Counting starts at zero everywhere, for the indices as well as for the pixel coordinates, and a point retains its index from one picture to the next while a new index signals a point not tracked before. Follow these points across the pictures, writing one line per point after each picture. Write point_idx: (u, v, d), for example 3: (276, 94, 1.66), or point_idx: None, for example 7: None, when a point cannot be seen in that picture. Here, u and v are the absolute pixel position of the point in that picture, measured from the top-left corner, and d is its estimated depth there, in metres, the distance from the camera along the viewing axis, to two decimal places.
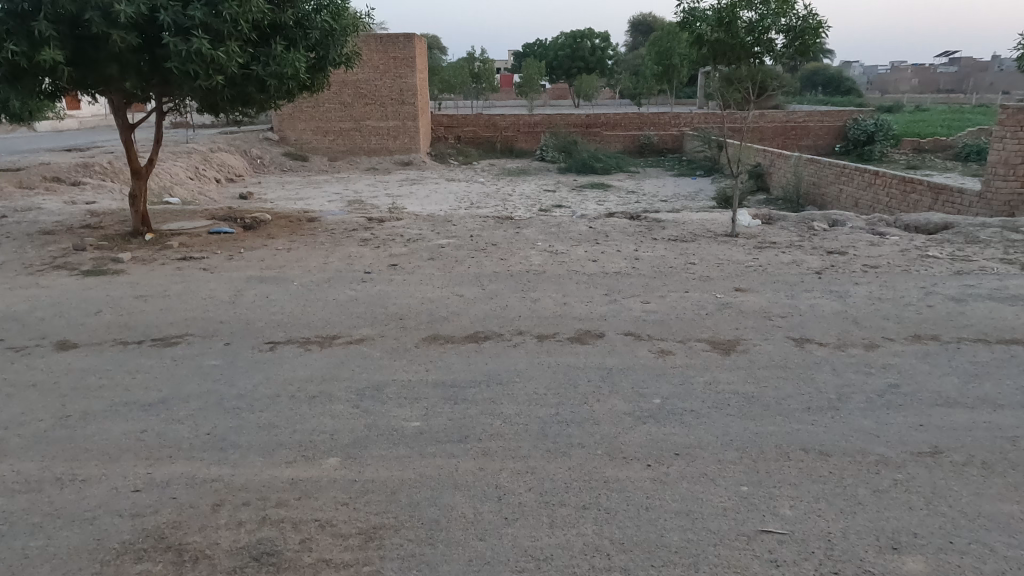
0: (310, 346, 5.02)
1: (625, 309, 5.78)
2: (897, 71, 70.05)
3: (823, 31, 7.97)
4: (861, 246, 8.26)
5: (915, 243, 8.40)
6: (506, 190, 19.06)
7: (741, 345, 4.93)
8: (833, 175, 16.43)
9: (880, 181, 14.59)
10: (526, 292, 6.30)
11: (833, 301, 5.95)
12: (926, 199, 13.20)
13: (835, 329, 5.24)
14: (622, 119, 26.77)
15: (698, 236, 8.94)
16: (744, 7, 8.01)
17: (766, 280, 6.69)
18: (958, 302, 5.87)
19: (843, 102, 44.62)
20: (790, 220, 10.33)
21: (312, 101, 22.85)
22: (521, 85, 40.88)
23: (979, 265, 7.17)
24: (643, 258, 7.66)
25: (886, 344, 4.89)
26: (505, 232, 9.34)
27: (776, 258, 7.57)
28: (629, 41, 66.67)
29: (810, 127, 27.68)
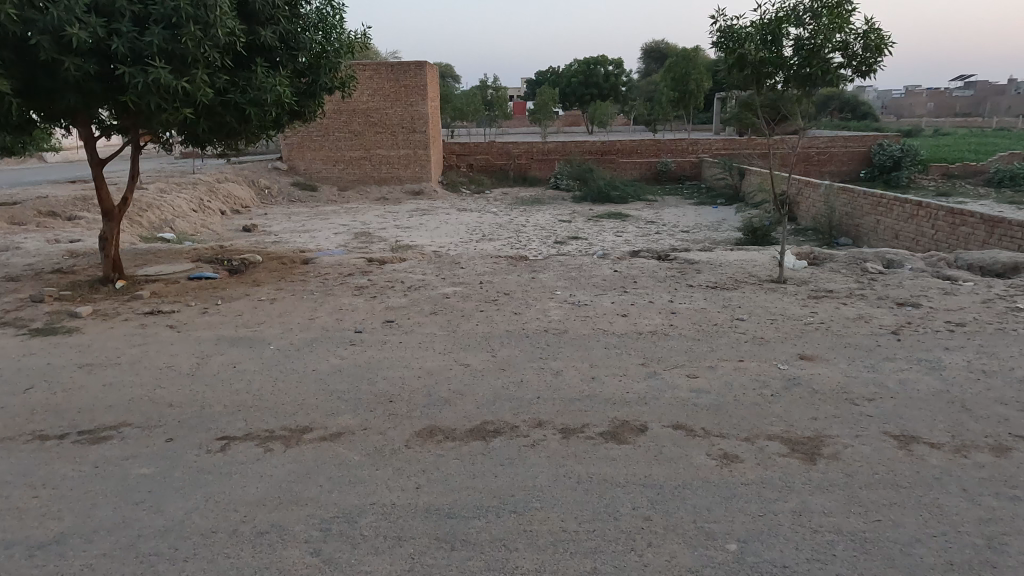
0: (273, 444, 3.95)
1: (669, 387, 4.67)
2: (910, 94, 68.73)
3: (885, 48, 6.91)
4: (932, 296, 7.09)
5: (994, 291, 7.23)
6: (519, 221, 18.10)
7: (828, 446, 3.79)
8: (868, 206, 15.31)
9: (923, 214, 13.44)
10: (545, 361, 5.21)
11: (927, 376, 4.80)
12: (979, 233, 11.99)
13: (947, 420, 4.08)
14: (637, 145, 25.86)
15: (740, 282, 7.83)
16: (793, 23, 7.04)
17: (833, 343, 5.56)
18: None
19: (861, 127, 43.47)
20: (839, 260, 9.19)
21: (320, 130, 22.15)
22: (535, 112, 40.13)
23: None
24: (681, 312, 6.59)
25: (1022, 448, 3.72)
26: (519, 276, 8.31)
27: (838, 312, 6.47)
28: (641, 68, 66.27)
29: (833, 153, 26.60)
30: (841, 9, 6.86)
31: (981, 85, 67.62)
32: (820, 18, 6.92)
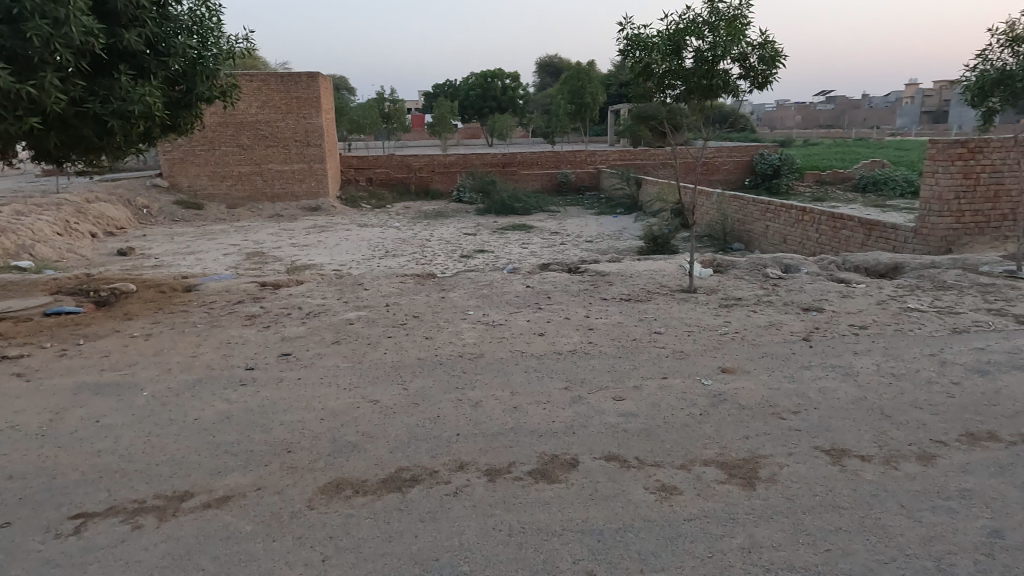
0: (147, 519, 3.29)
1: (596, 413, 4.39)
2: (781, 108, 74.29)
3: (779, 60, 7.11)
4: (832, 299, 7.30)
5: (884, 293, 7.55)
6: (423, 235, 17.56)
7: (765, 468, 3.63)
8: (757, 212, 16.05)
9: (807, 219, 14.21)
10: (461, 392, 4.80)
11: (844, 383, 4.81)
12: (858, 235, 12.76)
13: (870, 430, 4.05)
14: (538, 157, 26.01)
15: (652, 293, 7.78)
16: (694, 35, 7.11)
17: (751, 353, 5.52)
18: (984, 375, 4.85)
19: (741, 137, 46.24)
20: (741, 267, 9.40)
21: (205, 144, 20.61)
22: (434, 125, 39.67)
23: (969, 319, 6.32)
24: (598, 327, 6.39)
25: (946, 454, 3.72)
26: (428, 296, 7.84)
27: (748, 321, 6.50)
28: (537, 81, 67.52)
29: (720, 162, 27.98)
30: (738, 21, 6.98)
31: (841, 100, 74.25)
32: (719, 31, 7.02)
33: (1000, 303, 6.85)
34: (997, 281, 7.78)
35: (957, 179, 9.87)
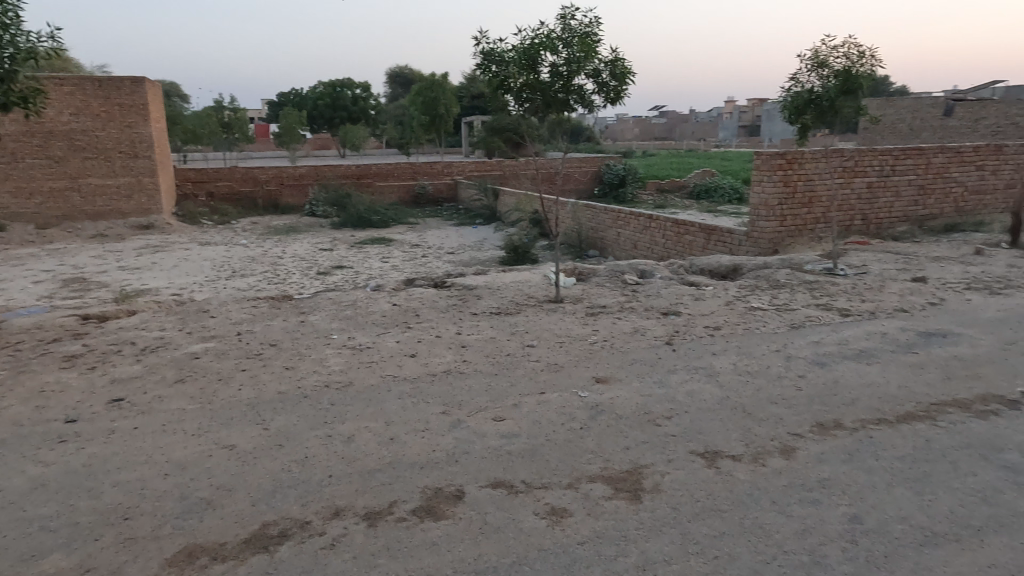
0: None
1: (478, 437, 4.22)
2: (621, 121, 79.40)
3: (629, 77, 7.44)
4: (687, 303, 7.73)
5: (730, 294, 8.12)
6: (275, 252, 16.45)
7: (648, 479, 3.66)
8: (610, 220, 16.84)
9: (654, 225, 15.13)
10: (331, 427, 4.41)
11: (708, 385, 5.04)
12: (699, 240, 13.76)
13: (737, 430, 4.25)
14: (394, 169, 25.50)
15: (521, 305, 7.79)
16: (549, 49, 7.24)
17: (621, 361, 5.65)
18: (823, 367, 5.31)
19: (588, 149, 48.72)
20: (601, 274, 9.73)
21: (4, 156, 17.83)
22: (281, 135, 37.61)
23: (803, 315, 6.96)
24: (471, 344, 6.24)
25: (804, 446, 3.99)
26: (285, 321, 7.25)
27: (615, 328, 6.68)
28: (388, 92, 66.58)
29: (571, 173, 29.16)
30: (590, 38, 7.20)
31: (673, 115, 80.90)
32: (572, 46, 7.21)
33: (825, 298, 7.62)
34: (819, 279, 8.68)
35: (780, 187, 10.95)
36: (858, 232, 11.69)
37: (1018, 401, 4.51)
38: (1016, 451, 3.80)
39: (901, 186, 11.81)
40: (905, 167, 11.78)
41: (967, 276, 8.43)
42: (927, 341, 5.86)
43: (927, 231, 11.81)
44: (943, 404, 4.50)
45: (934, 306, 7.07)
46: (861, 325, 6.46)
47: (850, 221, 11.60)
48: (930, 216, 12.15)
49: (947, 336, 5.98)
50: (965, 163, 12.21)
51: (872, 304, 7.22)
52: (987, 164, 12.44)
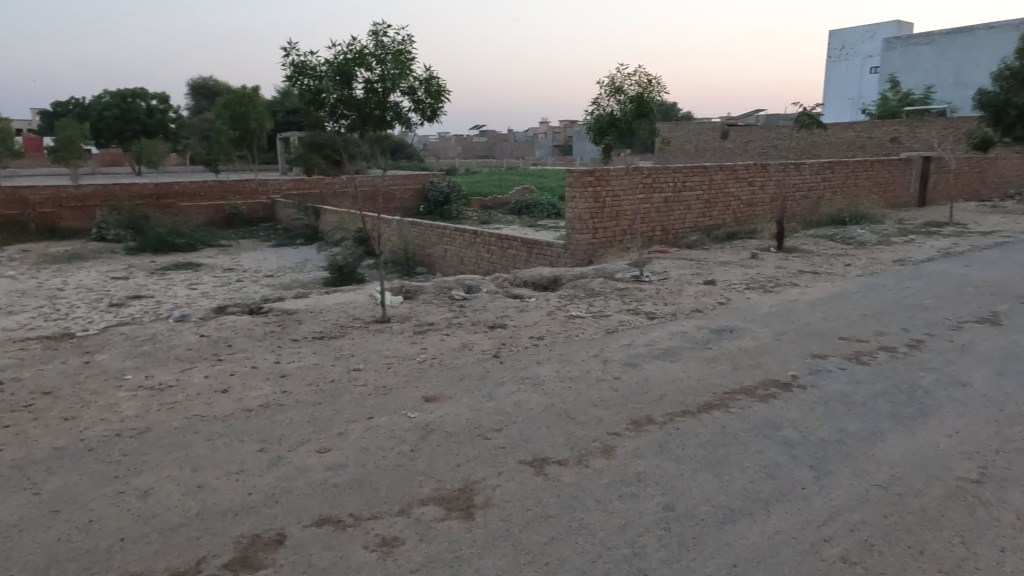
0: None
1: (300, 472, 3.94)
2: (443, 140, 80.53)
3: (444, 95, 7.54)
4: (512, 315, 7.95)
5: (551, 304, 8.50)
6: (52, 283, 14.20)
7: (479, 494, 3.66)
8: (436, 236, 16.89)
9: (479, 241, 15.45)
10: (122, 481, 3.84)
11: (534, 394, 5.19)
12: (522, 253, 14.22)
13: (561, 435, 4.41)
14: (200, 187, 23.35)
15: (346, 327, 7.48)
16: (362, 65, 7.14)
17: (450, 378, 5.63)
18: (635, 368, 5.73)
19: (412, 167, 48.71)
20: (428, 291, 9.68)
21: None
22: (57, 149, 32.79)
23: (616, 320, 7.49)
24: (292, 373, 5.84)
25: (621, 444, 4.25)
26: (65, 363, 6.24)
27: (443, 344, 6.66)
28: (190, 104, 61.17)
29: (395, 191, 28.87)
30: (403, 56, 7.21)
31: (492, 134, 83.85)
32: None
33: (635, 304, 8.28)
34: (629, 286, 9.40)
35: (591, 202, 11.75)
36: (660, 242, 12.92)
37: (790, 383, 5.21)
38: (791, 427, 4.38)
39: (691, 200, 13.29)
40: (693, 184, 13.27)
41: (747, 277, 9.67)
42: (718, 337, 6.59)
43: (714, 239, 13.38)
44: (733, 391, 5.07)
45: (723, 305, 8.00)
46: (665, 326, 7.10)
47: (652, 232, 12.79)
48: (716, 226, 13.79)
49: (734, 331, 6.78)
50: (740, 179, 14.05)
51: (673, 307, 7.97)
52: (756, 181, 14.42)
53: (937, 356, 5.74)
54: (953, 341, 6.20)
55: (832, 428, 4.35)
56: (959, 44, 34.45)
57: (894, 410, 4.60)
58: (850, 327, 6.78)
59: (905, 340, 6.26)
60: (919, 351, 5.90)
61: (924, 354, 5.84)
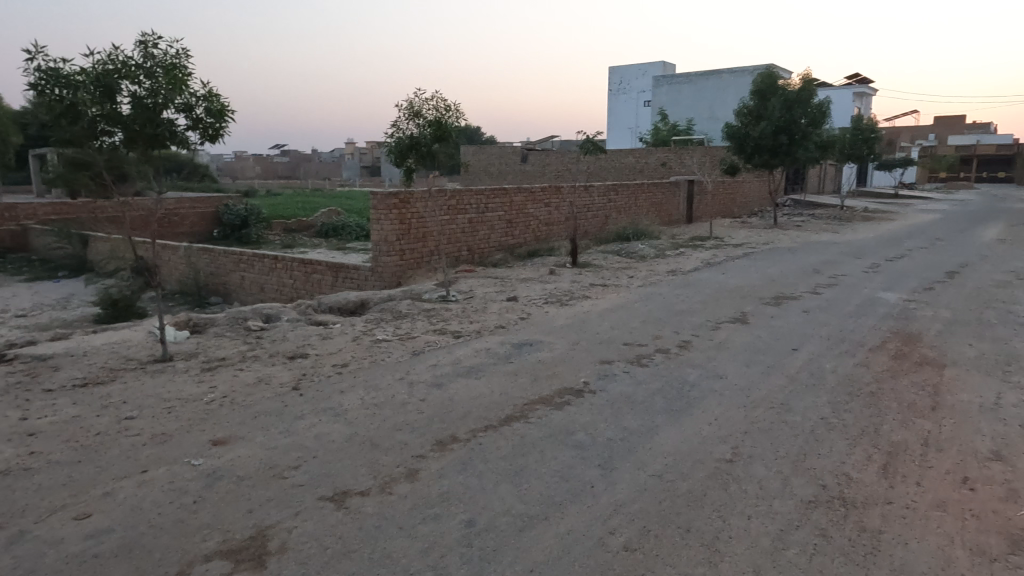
0: None
1: (51, 546, 3.36)
2: (239, 159, 75.10)
3: (227, 114, 7.02)
4: (314, 343, 7.56)
5: (357, 328, 8.24)
6: None
7: (273, 540, 3.42)
8: (231, 263, 15.58)
9: (280, 266, 14.53)
10: None
11: (336, 424, 4.98)
12: (328, 278, 13.38)
13: (364, 464, 4.28)
14: None
15: (117, 371, 6.57)
16: (127, 78, 6.41)
17: (243, 417, 5.19)
18: (440, 387, 5.77)
19: (204, 189, 44.65)
20: (220, 323, 8.87)
21: None
22: None
23: (424, 341, 7.49)
24: (44, 430, 4.98)
25: (426, 466, 4.24)
26: None
27: (236, 381, 6.14)
28: None
29: (182, 214, 26.14)
30: (177, 70, 6.60)
31: (294, 155, 80.09)
32: (156, 77, 6.50)
33: (441, 323, 8.35)
34: (436, 305, 9.46)
35: (396, 224, 11.68)
36: (466, 261, 13.24)
37: (582, 390, 5.61)
38: (582, 430, 4.71)
39: (493, 221, 13.83)
40: (495, 206, 13.83)
41: (546, 292, 10.28)
42: (519, 351, 6.89)
43: (517, 257, 14.06)
44: (532, 402, 5.33)
45: (524, 320, 8.40)
46: (471, 344, 7.26)
47: (458, 252, 13.06)
48: (518, 244, 14.50)
49: (533, 344, 7.14)
50: (537, 201, 14.94)
51: (478, 324, 8.19)
52: (552, 202, 15.44)
53: (700, 354, 6.58)
54: (713, 340, 7.15)
55: (617, 427, 4.76)
56: (710, 85, 40.29)
57: (667, 406, 5.16)
58: (633, 333, 7.51)
59: (676, 342, 7.08)
60: (687, 351, 6.72)
61: (691, 352, 6.65)
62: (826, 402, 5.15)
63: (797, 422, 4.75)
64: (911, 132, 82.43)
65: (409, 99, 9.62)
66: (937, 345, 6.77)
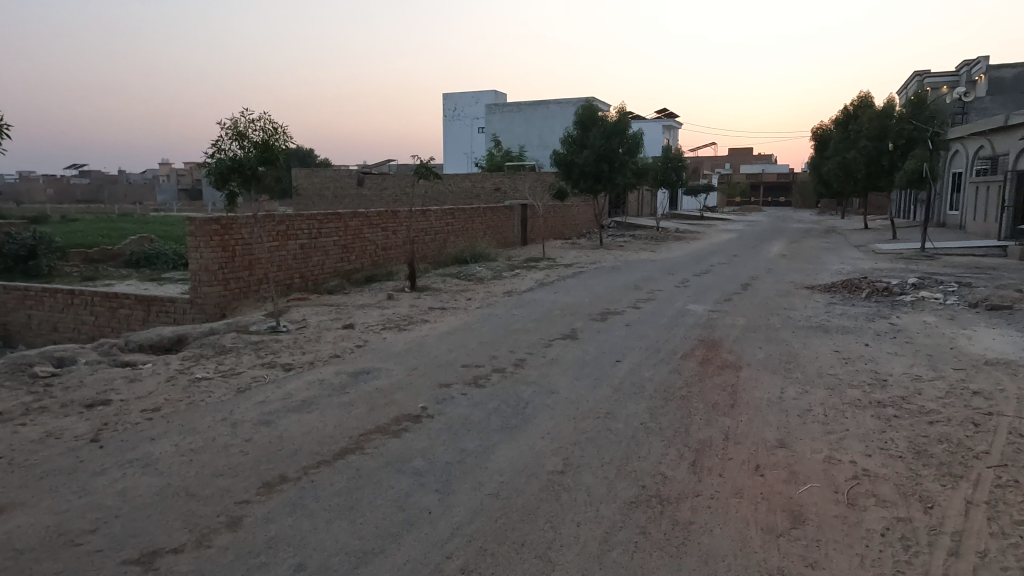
0: None
1: None
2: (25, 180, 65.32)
3: None
4: (118, 386, 6.70)
5: (172, 366, 7.46)
6: None
7: None
8: (13, 300, 13.39)
9: (77, 301, 12.76)
10: None
11: (144, 476, 4.45)
12: (138, 312, 12.00)
13: (177, 517, 3.87)
14: None
15: None
16: None
17: (24, 480, 4.46)
18: (268, 425, 5.40)
19: None
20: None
21: None
22: None
23: (251, 376, 6.97)
24: None
25: (251, 511, 3.95)
26: None
27: (17, 438, 5.26)
28: None
29: None
30: None
31: (96, 176, 71.42)
32: None
33: (270, 356, 7.84)
34: (264, 337, 8.86)
35: (218, 252, 10.81)
36: (299, 289, 12.62)
37: (420, 415, 5.57)
38: (420, 456, 4.67)
39: (328, 246, 13.35)
40: (329, 230, 13.36)
41: (383, 318, 10.10)
42: (356, 380, 6.68)
43: (354, 282, 13.68)
44: (368, 432, 5.18)
45: (361, 348, 8.17)
46: (303, 376, 6.89)
47: (289, 279, 12.41)
48: (354, 269, 14.13)
49: (370, 372, 6.96)
50: (373, 225, 14.69)
51: (312, 355, 7.81)
52: (388, 226, 15.27)
53: (534, 372, 6.84)
54: (546, 356, 7.48)
55: (454, 449, 4.78)
56: (539, 114, 42.59)
57: (503, 424, 5.29)
58: (471, 355, 7.62)
59: (512, 361, 7.30)
60: (522, 369, 6.95)
61: (526, 370, 6.90)
62: (645, 408, 5.60)
63: (620, 429, 5.10)
64: (711, 162, 93.32)
65: (233, 118, 9.00)
66: (735, 349, 7.68)
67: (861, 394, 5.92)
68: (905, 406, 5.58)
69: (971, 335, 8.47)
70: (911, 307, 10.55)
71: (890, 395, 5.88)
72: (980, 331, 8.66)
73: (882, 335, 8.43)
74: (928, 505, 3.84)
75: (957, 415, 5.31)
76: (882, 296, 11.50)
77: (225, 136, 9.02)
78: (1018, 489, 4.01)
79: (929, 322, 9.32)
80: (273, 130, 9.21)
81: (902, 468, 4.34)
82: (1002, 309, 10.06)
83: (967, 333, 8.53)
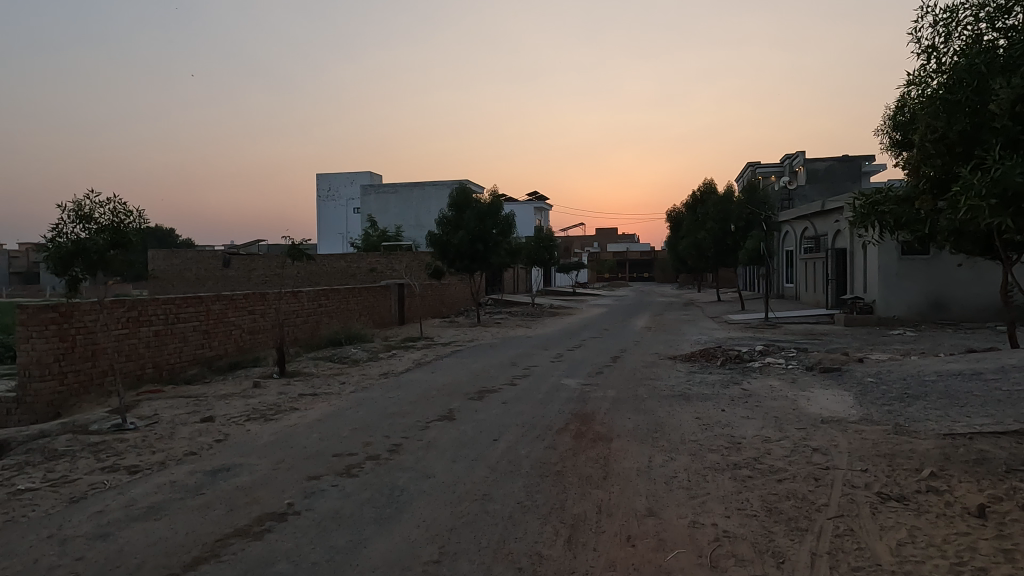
0: None
1: None
2: None
3: None
4: None
5: None
6: None
7: None
8: None
9: None
10: None
11: None
12: None
13: None
14: None
15: None
16: None
17: None
18: (105, 539, 4.77)
19: None
20: None
21: None
22: None
23: (87, 483, 6.17)
24: None
25: None
26: None
27: None
28: None
29: None
30: None
31: None
32: None
33: (113, 458, 7.02)
34: (106, 437, 7.89)
35: (54, 342, 9.71)
36: (151, 380, 11.51)
37: (285, 513, 5.19)
38: (283, 559, 4.33)
39: (186, 332, 12.43)
40: (187, 314, 12.48)
41: (247, 408, 9.42)
42: (213, 479, 6.13)
43: (215, 370, 12.72)
44: (224, 537, 4.74)
45: (220, 443, 7.52)
46: (150, 479, 6.21)
47: (140, 369, 11.32)
48: (215, 356, 13.18)
49: (230, 469, 6.42)
50: (238, 309, 13.93)
51: (162, 454, 7.09)
52: (255, 309, 14.54)
53: (409, 457, 6.65)
54: (422, 440, 7.32)
55: (322, 547, 4.49)
56: (415, 195, 43.44)
57: (376, 515, 5.07)
58: (343, 443, 7.27)
59: (386, 446, 7.06)
60: (398, 454, 6.75)
61: (401, 456, 6.70)
62: (521, 487, 5.61)
63: (497, 510, 5.07)
64: (582, 242, 99.14)
65: (76, 200, 8.32)
66: (606, 421, 7.97)
67: (719, 458, 6.33)
68: (757, 466, 6.03)
69: (809, 396, 9.39)
70: (759, 372, 11.55)
71: (744, 457, 6.33)
72: (816, 392, 9.64)
73: (736, 401, 9.11)
74: (780, 559, 4.12)
75: (800, 472, 5.82)
76: (734, 363, 12.52)
77: (67, 220, 8.32)
78: (853, 537, 4.42)
79: (774, 386, 10.23)
80: (125, 212, 8.64)
81: (756, 526, 4.65)
82: (833, 371, 11.28)
83: (806, 395, 9.43)
